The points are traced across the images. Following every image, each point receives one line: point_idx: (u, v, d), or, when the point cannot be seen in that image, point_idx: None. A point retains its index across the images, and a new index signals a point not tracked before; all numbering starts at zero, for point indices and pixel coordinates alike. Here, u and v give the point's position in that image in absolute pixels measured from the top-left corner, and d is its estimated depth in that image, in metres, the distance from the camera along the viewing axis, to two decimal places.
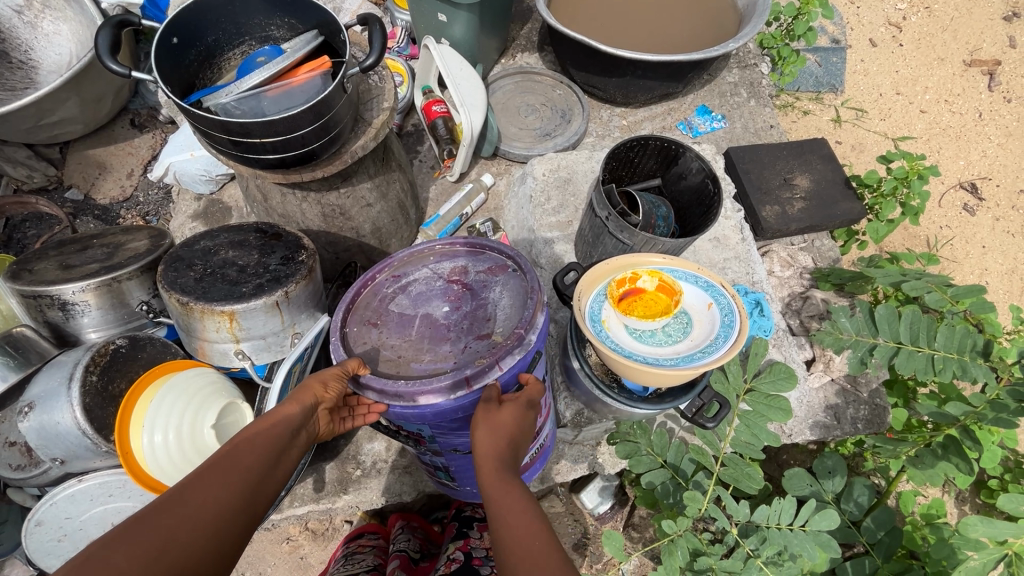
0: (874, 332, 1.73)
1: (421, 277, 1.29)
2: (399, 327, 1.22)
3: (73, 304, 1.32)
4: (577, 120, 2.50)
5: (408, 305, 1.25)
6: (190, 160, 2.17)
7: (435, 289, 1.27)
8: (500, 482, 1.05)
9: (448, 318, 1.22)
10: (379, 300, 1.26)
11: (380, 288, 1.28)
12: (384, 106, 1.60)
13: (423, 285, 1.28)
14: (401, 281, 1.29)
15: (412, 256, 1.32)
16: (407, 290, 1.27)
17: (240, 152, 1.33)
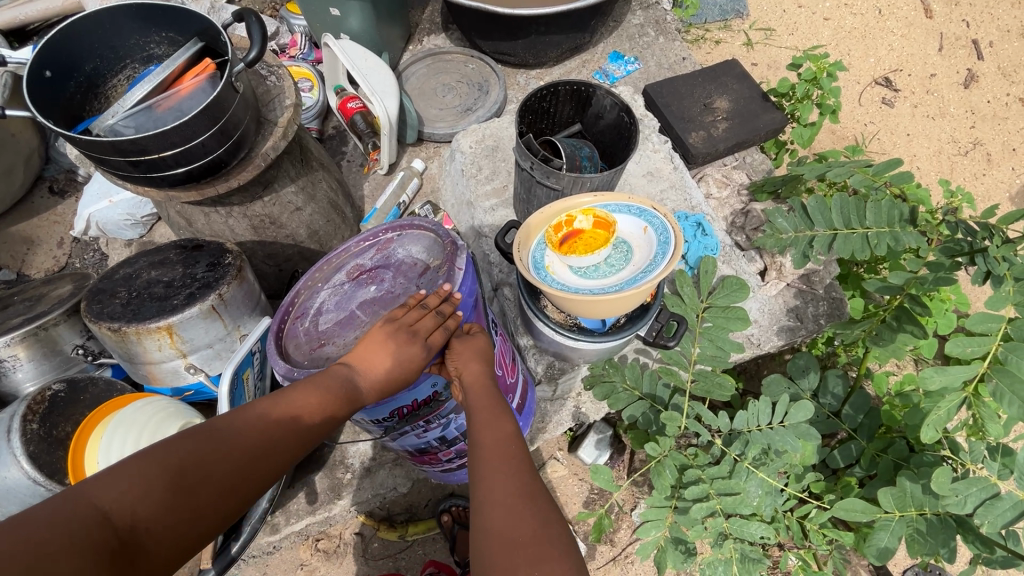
0: (811, 225, 1.78)
1: (326, 300, 1.26)
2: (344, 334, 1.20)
3: (3, 361, 1.29)
4: (495, 89, 2.50)
5: (337, 316, 1.24)
6: (110, 207, 2.09)
7: (347, 290, 1.27)
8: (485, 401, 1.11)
9: (379, 292, 1.25)
10: (304, 343, 1.21)
11: (296, 330, 1.23)
12: (287, 103, 1.58)
13: (333, 298, 1.26)
14: (310, 314, 1.25)
15: (299, 291, 1.27)
16: (328, 315, 1.24)
17: (143, 173, 1.31)
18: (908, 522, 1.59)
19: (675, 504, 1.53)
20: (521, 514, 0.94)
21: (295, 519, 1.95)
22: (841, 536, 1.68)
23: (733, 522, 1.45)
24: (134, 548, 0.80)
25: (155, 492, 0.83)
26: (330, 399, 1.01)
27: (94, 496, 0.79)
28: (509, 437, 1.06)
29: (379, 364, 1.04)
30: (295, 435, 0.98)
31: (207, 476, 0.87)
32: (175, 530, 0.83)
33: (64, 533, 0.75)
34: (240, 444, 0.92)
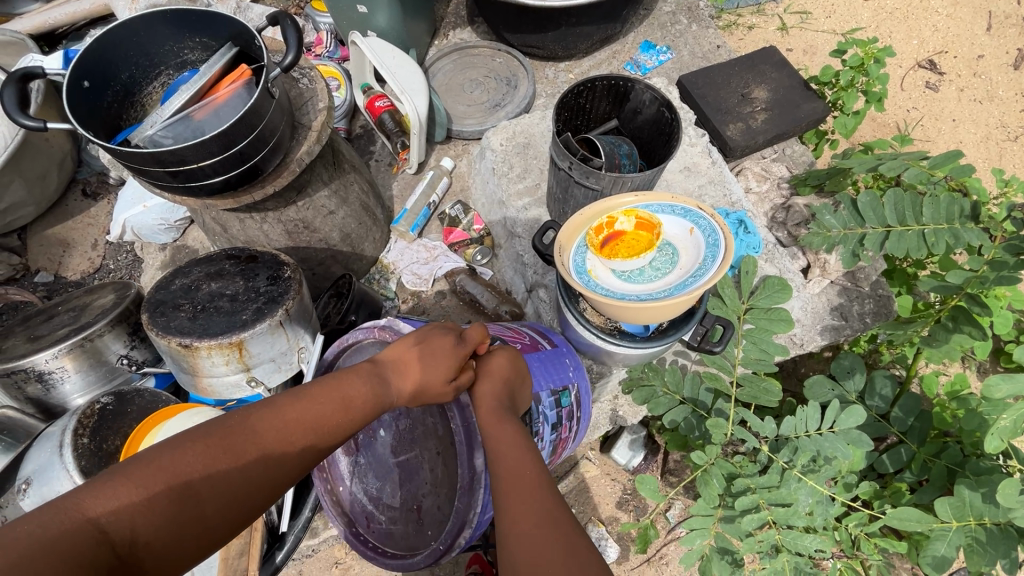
0: (862, 221, 1.70)
1: (366, 494, 1.33)
2: (412, 488, 1.28)
3: (50, 373, 1.27)
4: (524, 83, 2.44)
5: (395, 482, 1.31)
6: (144, 212, 2.10)
7: (362, 466, 1.35)
8: (491, 415, 1.09)
9: (391, 434, 1.33)
10: (400, 526, 1.28)
11: (384, 527, 1.30)
12: (321, 106, 1.55)
13: (372, 477, 1.33)
14: (371, 511, 1.32)
15: (355, 512, 1.33)
16: (387, 496, 1.31)
17: (182, 183, 1.29)
18: (967, 532, 1.53)
19: (721, 514, 1.49)
20: (545, 543, 0.89)
21: (332, 522, 2.04)
22: (894, 545, 1.62)
23: (785, 534, 1.40)
24: (134, 561, 0.78)
25: (157, 507, 0.80)
26: (353, 397, 1.01)
27: (90, 508, 0.76)
28: (523, 453, 1.02)
29: (417, 365, 1.10)
30: (311, 438, 0.95)
31: (213, 487, 0.84)
32: (173, 544, 0.81)
33: (59, 547, 0.72)
34: (253, 450, 0.89)
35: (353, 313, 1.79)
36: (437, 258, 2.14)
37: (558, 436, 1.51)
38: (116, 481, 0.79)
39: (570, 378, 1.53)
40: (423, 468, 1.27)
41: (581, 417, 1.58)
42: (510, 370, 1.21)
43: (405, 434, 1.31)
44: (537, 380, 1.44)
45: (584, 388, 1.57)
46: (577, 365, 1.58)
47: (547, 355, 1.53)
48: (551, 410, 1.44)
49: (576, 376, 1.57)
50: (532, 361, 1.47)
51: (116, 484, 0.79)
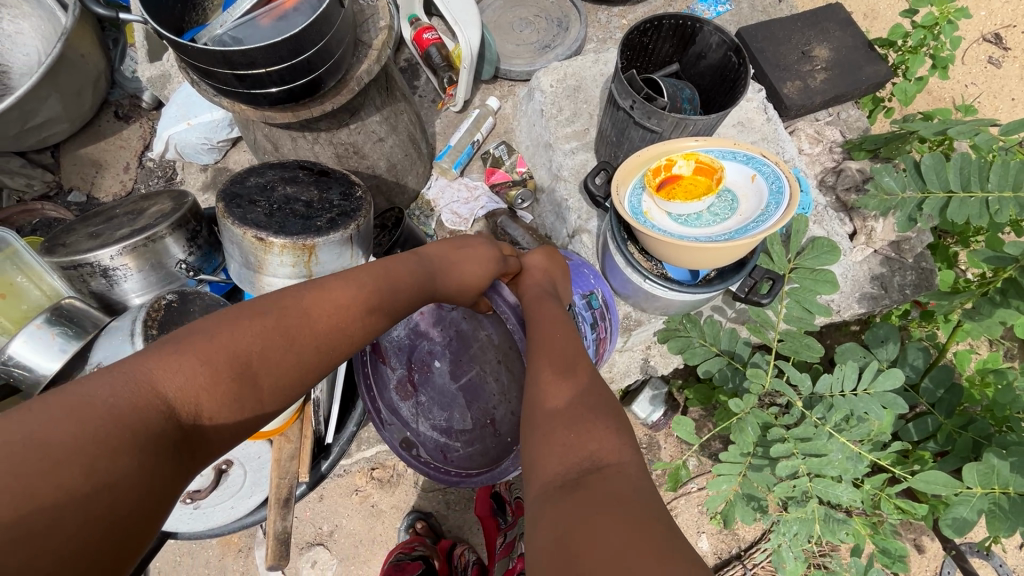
0: (921, 186, 1.67)
1: (437, 429, 1.52)
2: (481, 405, 1.53)
3: (114, 270, 1.28)
4: (576, 26, 2.36)
5: (461, 410, 1.53)
6: (188, 129, 2.08)
7: (425, 403, 1.55)
8: (534, 297, 1.28)
9: (446, 364, 1.59)
10: (477, 441, 1.50)
11: (461, 453, 1.49)
12: (381, 25, 1.51)
13: (438, 411, 1.54)
14: (446, 442, 1.51)
15: (429, 450, 1.50)
16: (457, 422, 1.52)
17: (247, 88, 1.28)
18: (990, 499, 1.55)
19: (750, 461, 1.52)
20: (559, 390, 1.00)
21: (362, 446, 2.13)
22: (913, 507, 1.65)
23: (817, 482, 1.43)
24: (200, 432, 0.82)
25: (220, 383, 0.83)
26: (395, 283, 1.07)
27: (158, 380, 0.78)
28: (553, 319, 1.18)
29: (458, 263, 1.22)
30: (355, 324, 0.99)
31: (267, 367, 0.88)
32: (235, 417, 0.85)
33: (136, 416, 0.74)
34: (305, 334, 0.92)
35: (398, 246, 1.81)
36: (478, 198, 2.13)
37: (598, 336, 1.54)
38: (178, 356, 0.81)
39: (593, 282, 1.58)
40: (488, 383, 1.54)
41: (614, 316, 1.61)
42: (551, 265, 1.40)
43: (461, 360, 1.58)
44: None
45: (608, 290, 1.61)
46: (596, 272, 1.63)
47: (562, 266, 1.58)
48: (585, 310, 1.50)
49: (597, 280, 1.61)
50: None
51: (178, 360, 0.81)
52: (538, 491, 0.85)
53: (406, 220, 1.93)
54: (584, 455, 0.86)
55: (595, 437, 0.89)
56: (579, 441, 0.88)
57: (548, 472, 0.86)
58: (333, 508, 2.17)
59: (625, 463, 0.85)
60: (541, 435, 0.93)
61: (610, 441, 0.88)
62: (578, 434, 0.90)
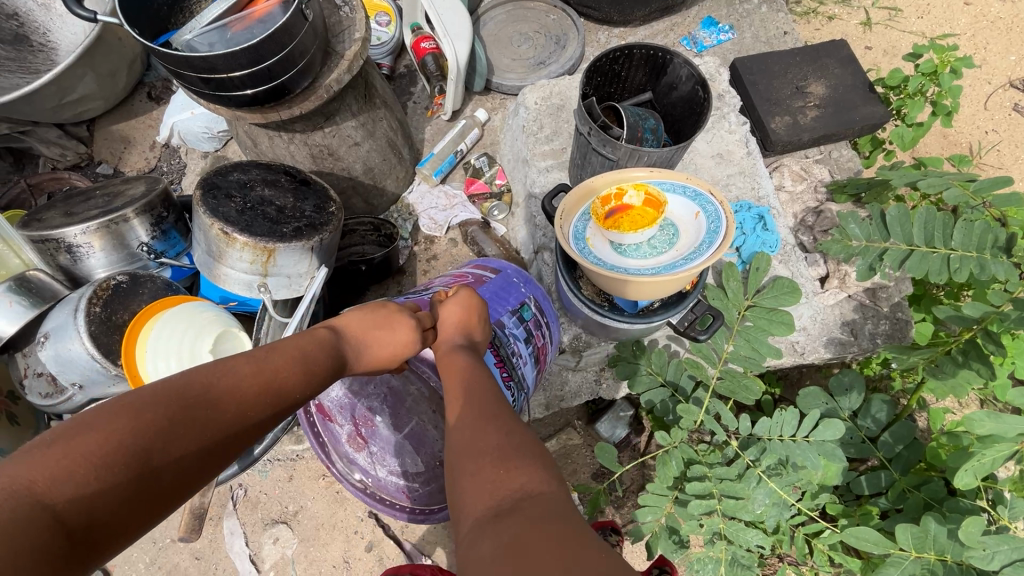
0: (886, 236, 1.64)
1: (394, 475, 1.37)
2: (430, 451, 1.34)
3: (78, 247, 1.39)
4: (573, 44, 2.39)
5: (413, 457, 1.35)
6: (191, 117, 2.24)
7: (379, 452, 1.37)
8: (444, 352, 1.20)
9: (388, 415, 1.37)
10: (433, 483, 1.35)
11: (423, 497, 1.37)
12: (356, 36, 1.59)
13: (390, 458, 1.37)
14: (404, 484, 1.37)
15: (393, 497, 1.39)
16: (412, 467, 1.36)
17: (212, 90, 1.37)
18: (923, 564, 1.43)
19: (676, 495, 1.53)
20: (484, 433, 0.93)
21: None
22: (846, 561, 1.62)
23: (731, 524, 1.44)
24: (92, 540, 0.75)
25: (116, 487, 0.76)
26: (311, 360, 1.00)
27: (46, 490, 0.71)
28: (470, 377, 1.09)
29: (371, 340, 1.12)
30: (266, 403, 0.92)
31: (170, 461, 0.81)
32: (135, 520, 0.78)
33: (12, 535, 0.68)
34: (210, 420, 0.85)
35: (364, 261, 1.90)
36: (455, 207, 2.19)
37: (535, 348, 1.58)
38: (65, 459, 0.74)
39: (525, 293, 1.62)
40: (430, 430, 1.34)
41: (550, 323, 1.67)
42: (465, 316, 1.26)
43: (400, 411, 1.37)
44: (496, 309, 1.53)
45: (540, 296, 1.65)
46: (526, 280, 1.65)
47: (493, 284, 1.59)
48: (517, 330, 1.53)
49: (530, 290, 1.64)
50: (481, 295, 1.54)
51: (65, 463, 0.73)
52: (468, 526, 0.80)
53: (396, 238, 2.01)
54: (513, 487, 0.82)
55: (521, 470, 0.85)
56: (507, 476, 0.84)
57: (477, 509, 0.81)
58: (299, 489, 2.27)
59: (553, 492, 0.83)
60: (467, 476, 0.87)
61: (535, 472, 0.84)
62: (506, 469, 0.85)
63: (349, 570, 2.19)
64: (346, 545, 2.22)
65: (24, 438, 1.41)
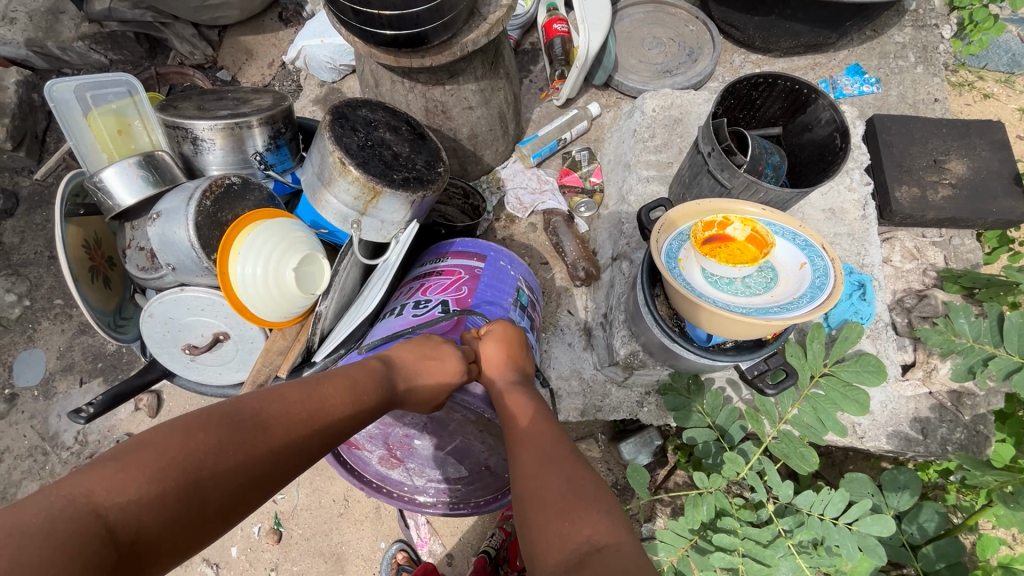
0: (998, 340, 1.51)
1: (435, 483, 1.40)
2: (472, 459, 1.37)
3: (202, 140, 1.47)
4: (705, 60, 2.31)
5: (455, 465, 1.38)
6: (320, 46, 2.33)
7: (418, 466, 1.38)
8: (503, 390, 1.16)
9: (427, 438, 1.34)
10: (478, 484, 1.40)
11: (465, 494, 1.40)
12: (503, 3, 1.59)
13: (429, 470, 1.38)
14: (447, 486, 1.41)
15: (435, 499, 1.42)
16: (453, 473, 1.39)
17: (358, 23, 1.40)
18: None
19: (695, 540, 1.47)
20: (548, 479, 0.91)
21: None
22: None
23: None
24: (137, 560, 0.71)
25: (163, 504, 0.73)
26: (358, 393, 0.99)
27: (99, 499, 0.69)
28: (527, 413, 1.08)
29: (423, 369, 1.12)
30: (315, 432, 0.90)
31: (219, 485, 0.78)
32: (177, 542, 0.75)
33: (66, 544, 0.65)
34: (260, 443, 0.83)
35: (445, 225, 1.92)
36: (544, 193, 2.17)
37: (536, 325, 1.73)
38: (119, 472, 0.71)
39: (515, 277, 1.67)
40: (475, 445, 1.34)
41: (535, 297, 1.78)
42: (507, 345, 1.25)
43: (442, 433, 1.33)
44: (503, 305, 1.58)
45: (526, 275, 1.72)
46: (511, 261, 1.68)
47: (489, 273, 1.60)
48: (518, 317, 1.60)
49: (514, 269, 1.68)
50: (483, 292, 1.56)
51: (120, 476, 0.71)
52: None
53: (482, 211, 2.01)
54: (580, 540, 0.81)
55: (589, 520, 0.83)
56: (573, 527, 0.83)
57: (547, 567, 0.80)
58: None
59: (622, 543, 0.81)
60: (533, 528, 0.86)
61: (601, 521, 0.83)
62: (572, 520, 0.84)
63: (346, 509, 2.26)
64: (350, 485, 2.28)
65: (110, 302, 1.50)
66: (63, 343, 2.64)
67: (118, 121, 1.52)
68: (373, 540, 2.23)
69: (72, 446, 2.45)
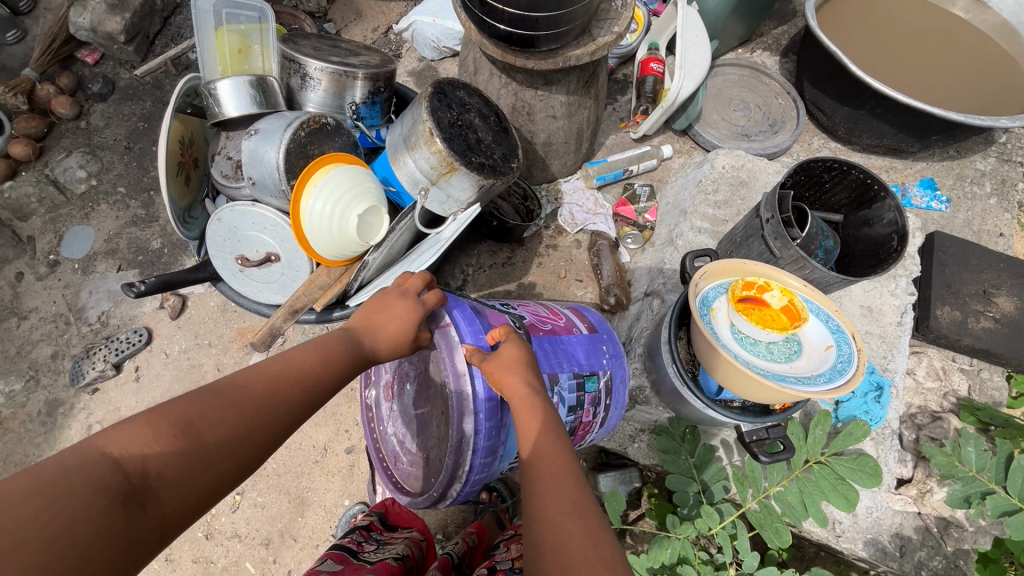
0: (998, 478, 1.51)
1: (394, 438, 1.42)
2: (427, 438, 1.32)
3: (310, 79, 1.58)
4: (784, 135, 2.37)
5: (412, 436, 1.37)
6: (431, 24, 2.45)
7: (397, 411, 1.42)
8: (521, 408, 1.08)
9: (414, 389, 1.36)
10: (416, 467, 1.35)
11: (402, 466, 1.39)
12: (615, 29, 1.67)
13: (397, 425, 1.42)
14: (399, 451, 1.41)
15: (385, 454, 1.44)
16: (409, 442, 1.38)
17: (481, 13, 1.53)
18: None
19: None
20: (574, 530, 0.90)
21: None
22: None
23: None
24: (150, 496, 0.78)
25: (167, 447, 0.81)
26: (329, 351, 1.07)
27: (106, 444, 0.77)
28: (546, 446, 1.03)
29: (382, 324, 1.16)
30: (296, 388, 0.98)
31: (213, 427, 0.86)
32: (188, 480, 0.82)
33: (77, 476, 0.73)
34: (246, 395, 0.91)
35: (497, 219, 2.01)
36: (597, 216, 2.23)
37: (578, 418, 1.54)
38: (127, 425, 0.80)
39: (604, 365, 1.59)
40: (433, 423, 1.28)
41: (611, 405, 1.63)
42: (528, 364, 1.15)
43: (424, 392, 1.32)
44: (563, 363, 1.48)
45: (617, 377, 1.61)
46: (612, 355, 1.63)
47: (582, 339, 1.58)
48: (568, 393, 1.47)
49: (610, 365, 1.62)
50: (563, 345, 1.51)
51: (125, 428, 0.79)
52: None
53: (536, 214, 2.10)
54: None
55: None
56: None
57: None
58: None
59: None
60: None
61: None
62: None
63: (323, 458, 2.33)
64: (332, 436, 2.36)
65: (184, 200, 1.62)
66: (113, 229, 2.73)
67: (241, 42, 1.64)
68: (339, 494, 2.28)
69: (92, 325, 2.54)
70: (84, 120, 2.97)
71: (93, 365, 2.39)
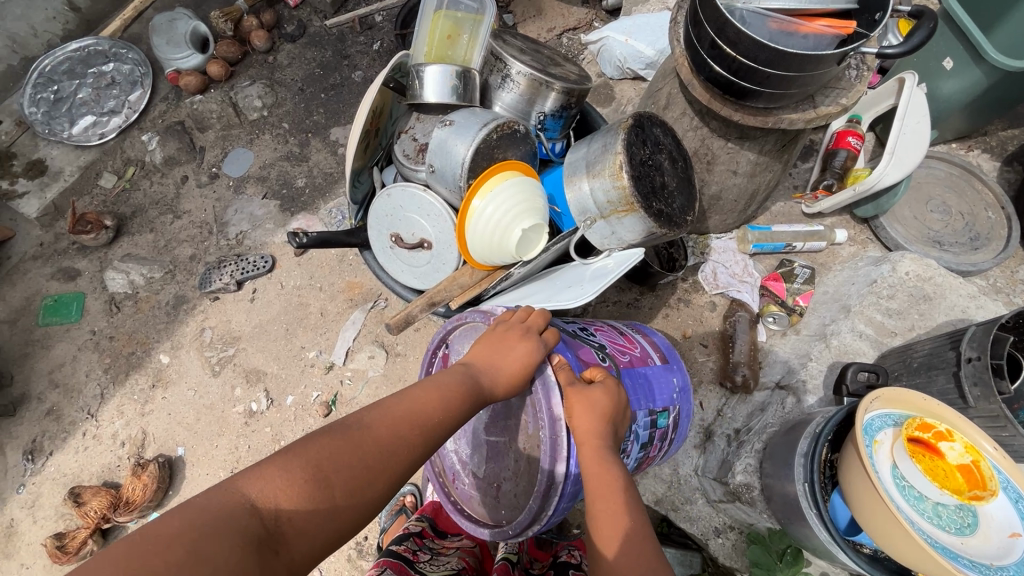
0: None
1: (456, 456, 1.29)
2: (497, 466, 1.20)
3: (509, 80, 1.57)
4: (987, 253, 2.05)
5: (480, 459, 1.24)
6: (621, 43, 2.41)
7: (462, 427, 1.28)
8: (595, 457, 1.02)
9: (488, 412, 1.23)
10: (479, 493, 1.23)
11: (464, 487, 1.27)
12: (841, 101, 1.51)
13: (462, 442, 1.28)
14: (459, 470, 1.28)
15: (441, 470, 1.31)
16: (473, 463, 1.25)
17: (706, 53, 1.43)
18: None
19: None
20: None
21: None
22: None
23: None
24: (281, 541, 0.79)
25: (297, 493, 0.82)
26: (451, 390, 1.03)
27: (244, 487, 0.80)
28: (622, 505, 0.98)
29: (498, 361, 1.08)
30: (417, 431, 0.96)
31: (339, 472, 0.86)
32: (315, 526, 0.83)
33: (220, 522, 0.75)
34: (370, 441, 0.91)
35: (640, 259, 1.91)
36: (743, 283, 2.07)
37: (645, 456, 1.39)
38: (261, 469, 0.82)
39: (675, 399, 1.43)
40: (511, 456, 1.16)
41: (675, 441, 1.48)
42: (612, 407, 1.08)
43: (502, 417, 1.20)
44: (644, 400, 1.33)
45: (684, 413, 1.46)
46: (682, 389, 1.47)
47: (655, 371, 1.42)
48: (642, 431, 1.32)
49: (679, 400, 1.46)
50: (641, 377, 1.36)
51: (263, 472, 0.82)
52: None
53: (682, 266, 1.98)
54: None
55: None
56: None
57: None
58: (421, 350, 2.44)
59: None
60: None
61: None
62: None
63: None
64: None
65: (359, 166, 1.67)
66: (270, 158, 2.84)
67: (453, 28, 1.63)
68: None
69: (229, 240, 2.64)
70: (273, 56, 3.10)
71: (221, 276, 2.49)
